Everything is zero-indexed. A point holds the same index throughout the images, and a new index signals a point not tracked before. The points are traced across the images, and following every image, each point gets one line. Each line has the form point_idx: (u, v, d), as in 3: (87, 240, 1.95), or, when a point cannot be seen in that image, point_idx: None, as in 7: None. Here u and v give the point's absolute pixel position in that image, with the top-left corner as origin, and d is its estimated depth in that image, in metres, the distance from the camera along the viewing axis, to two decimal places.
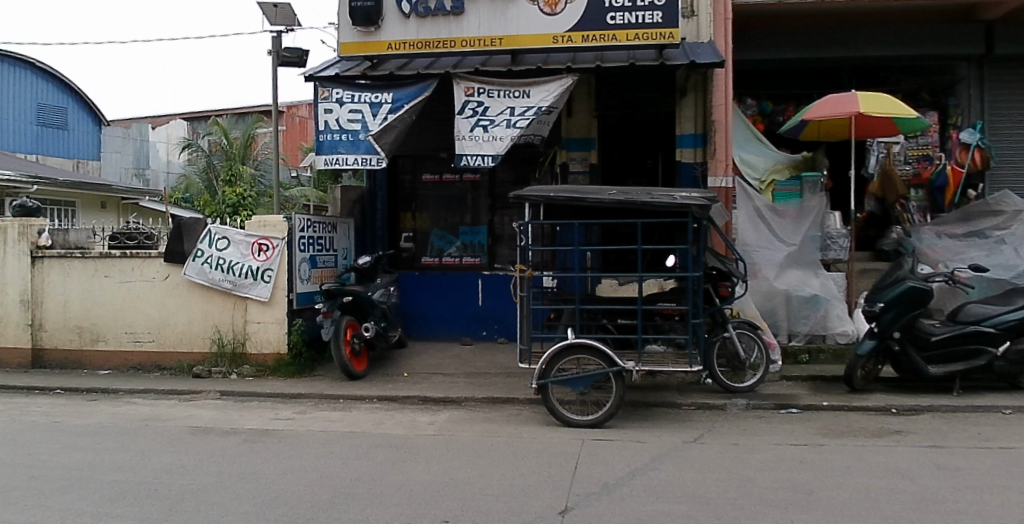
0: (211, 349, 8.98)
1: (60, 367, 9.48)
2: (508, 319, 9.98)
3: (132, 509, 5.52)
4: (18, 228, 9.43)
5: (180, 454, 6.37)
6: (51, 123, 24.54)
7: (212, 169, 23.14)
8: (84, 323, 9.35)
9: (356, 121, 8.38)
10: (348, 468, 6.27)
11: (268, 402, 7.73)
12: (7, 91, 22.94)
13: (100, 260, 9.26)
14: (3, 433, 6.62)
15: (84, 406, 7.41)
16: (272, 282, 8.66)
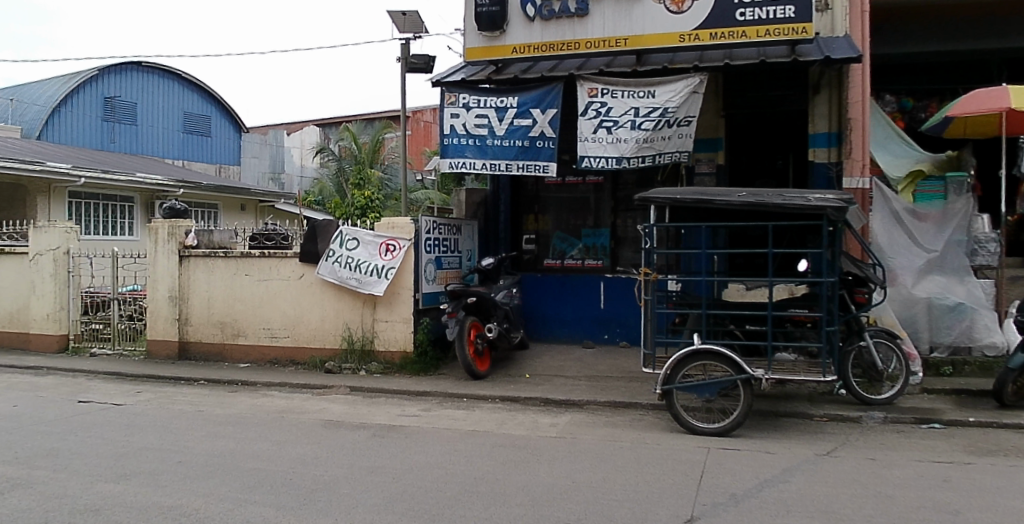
0: (341, 345, 9.31)
1: (205, 358, 10.08)
2: (631, 322, 9.86)
3: (267, 498, 5.76)
4: (168, 229, 10.10)
5: (313, 444, 6.61)
6: (198, 131, 27.33)
7: (343, 174, 24.09)
8: (226, 318, 9.90)
9: (482, 126, 8.71)
10: (470, 467, 6.31)
11: (395, 398, 7.94)
12: (158, 103, 25.96)
13: (241, 260, 9.76)
14: (155, 418, 7.09)
15: (228, 397, 7.85)
16: (396, 280, 8.92)
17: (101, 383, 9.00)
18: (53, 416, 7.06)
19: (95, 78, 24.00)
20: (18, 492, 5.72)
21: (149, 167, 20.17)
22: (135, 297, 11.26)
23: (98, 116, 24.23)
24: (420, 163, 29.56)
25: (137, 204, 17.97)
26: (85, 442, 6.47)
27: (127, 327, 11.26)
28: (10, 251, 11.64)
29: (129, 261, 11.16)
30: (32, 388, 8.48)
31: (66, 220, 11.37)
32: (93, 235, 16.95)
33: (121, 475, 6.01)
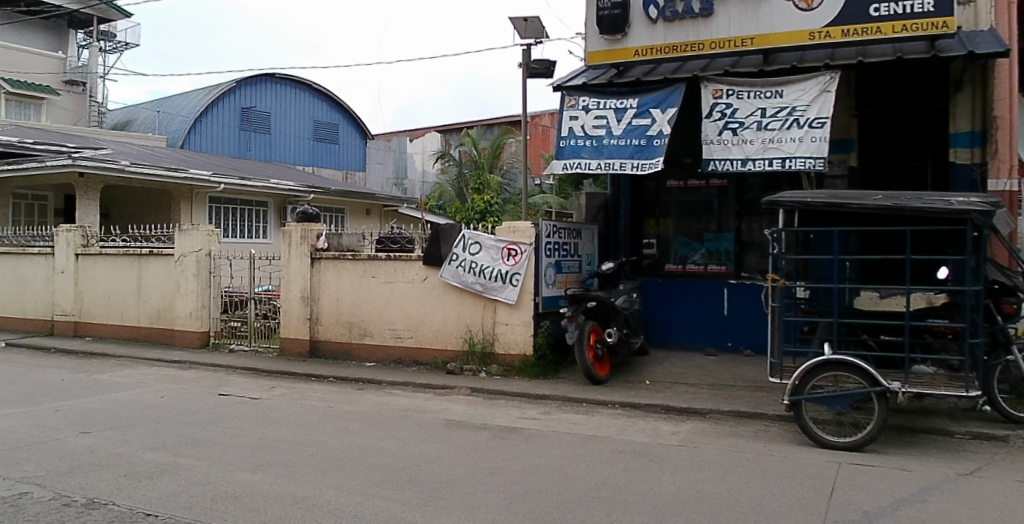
0: (462, 347, 9.48)
1: (333, 356, 10.52)
2: (756, 330, 9.65)
3: (391, 494, 5.90)
4: (301, 232, 10.56)
5: (437, 443, 6.77)
6: (325, 138, 30.91)
7: (464, 179, 24.90)
8: (354, 318, 10.28)
9: (600, 126, 8.82)
10: (589, 472, 6.27)
11: (514, 401, 8.03)
12: (291, 113, 29.57)
13: (369, 262, 10.12)
14: (289, 413, 7.44)
15: (357, 395, 8.16)
16: (519, 286, 8.96)
17: (240, 377, 9.56)
18: (197, 408, 7.54)
19: (236, 91, 27.47)
20: (166, 477, 6.13)
21: (278, 172, 21.33)
22: (268, 297, 11.91)
23: (237, 127, 27.63)
24: (543, 167, 30.60)
25: (270, 208, 19.20)
26: (225, 432, 6.85)
27: (262, 325, 11.86)
28: (159, 253, 12.49)
29: (265, 263, 11.72)
30: (181, 380, 9.11)
31: (208, 224, 12.06)
32: (230, 237, 18.31)
33: (257, 466, 6.31)
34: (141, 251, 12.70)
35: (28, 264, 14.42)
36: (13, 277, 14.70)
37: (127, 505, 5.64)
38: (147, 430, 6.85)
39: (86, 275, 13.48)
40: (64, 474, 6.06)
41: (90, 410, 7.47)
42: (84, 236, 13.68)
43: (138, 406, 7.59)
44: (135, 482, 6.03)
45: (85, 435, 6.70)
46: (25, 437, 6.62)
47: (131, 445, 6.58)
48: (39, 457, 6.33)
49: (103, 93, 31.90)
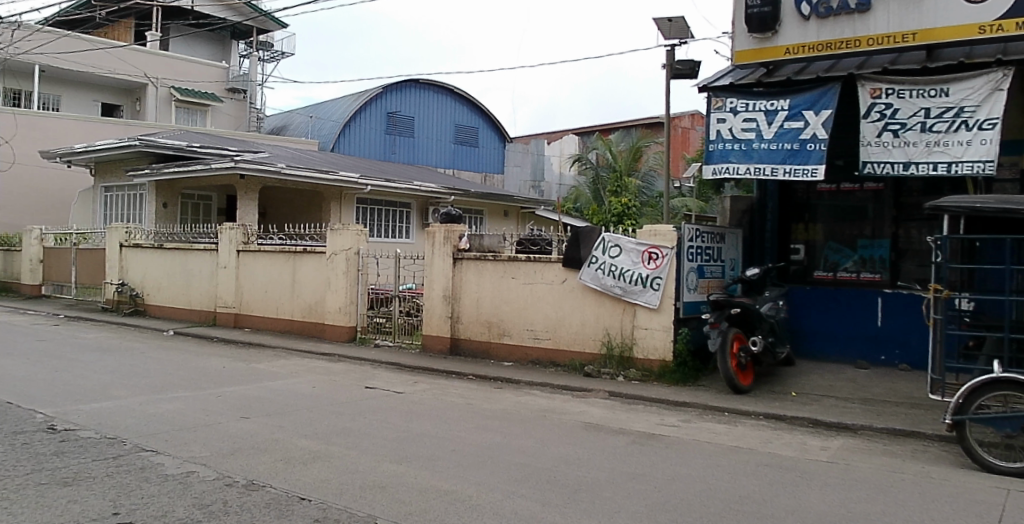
0: (600, 351, 9.48)
1: (473, 355, 10.78)
2: (912, 343, 9.16)
3: (531, 494, 5.95)
4: (444, 233, 10.91)
5: (576, 447, 6.84)
6: (466, 141, 35.58)
7: (600, 181, 27.71)
8: (494, 318, 10.49)
9: (750, 129, 8.83)
10: (733, 484, 6.10)
11: (653, 406, 7.98)
12: (436, 118, 34.42)
13: (509, 263, 10.31)
14: (432, 407, 7.69)
15: (498, 394, 8.34)
16: (660, 290, 8.85)
17: (385, 371, 9.98)
18: (345, 399, 7.93)
19: (387, 98, 32.65)
20: (318, 463, 6.46)
21: (422, 174, 22.87)
22: (411, 295, 12.28)
23: (388, 131, 32.88)
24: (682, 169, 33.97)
25: (413, 210, 20.23)
26: (371, 424, 7.14)
27: (406, 322, 12.30)
28: (313, 251, 13.16)
29: (410, 262, 12.11)
30: (330, 372, 9.60)
31: (357, 224, 12.63)
32: (378, 237, 19.47)
33: (402, 459, 6.54)
34: (296, 249, 13.45)
35: (195, 259, 15.52)
36: (181, 270, 15.90)
37: (283, 489, 6.00)
38: (298, 418, 7.23)
39: (246, 271, 14.40)
40: (226, 455, 6.48)
41: (250, 397, 7.99)
42: (244, 234, 14.59)
43: (292, 395, 8.05)
44: (288, 466, 6.39)
45: (245, 419, 7.15)
46: (193, 419, 7.14)
47: (285, 431, 6.94)
48: (204, 438, 6.79)
49: (259, 100, 35.85)
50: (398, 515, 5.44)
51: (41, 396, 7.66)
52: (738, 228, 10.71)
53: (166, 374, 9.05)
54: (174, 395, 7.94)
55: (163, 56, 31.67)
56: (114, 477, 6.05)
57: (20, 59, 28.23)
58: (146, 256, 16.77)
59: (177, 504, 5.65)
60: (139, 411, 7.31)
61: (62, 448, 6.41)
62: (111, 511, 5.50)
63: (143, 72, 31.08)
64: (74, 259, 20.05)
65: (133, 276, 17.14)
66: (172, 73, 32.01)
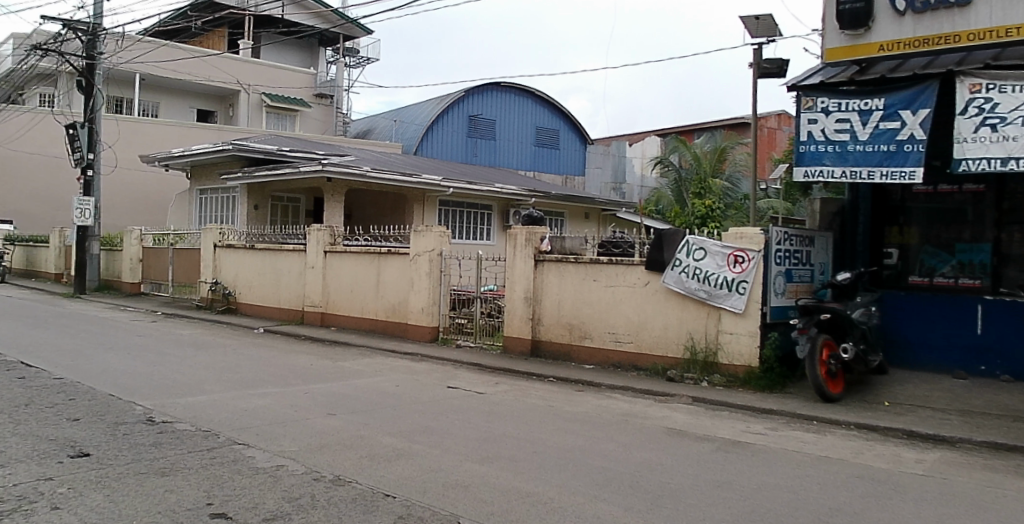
0: (683, 355, 9.37)
1: (554, 357, 10.85)
2: (1016, 354, 8.71)
3: (614, 497, 5.91)
4: (526, 235, 11.02)
5: (659, 453, 6.77)
6: (546, 145, 38.25)
7: (683, 183, 27.81)
8: (575, 320, 10.52)
9: (843, 131, 8.69)
10: (823, 495, 5.91)
11: (739, 413, 7.87)
12: (517, 123, 37.09)
13: (590, 265, 10.31)
14: (513, 408, 7.74)
15: (580, 396, 8.36)
16: (747, 295, 8.71)
17: (467, 372, 10.11)
18: (429, 398, 8.09)
19: (470, 103, 34.95)
20: (402, 460, 6.58)
21: (504, 176, 24.56)
22: (493, 296, 12.49)
23: (471, 135, 35.10)
24: (768, 172, 37.15)
25: (494, 212, 21.48)
26: (453, 424, 7.23)
27: (486, 323, 12.51)
28: (397, 252, 13.46)
29: (491, 263, 12.36)
30: (413, 371, 9.81)
31: (440, 225, 12.82)
32: (459, 239, 20.67)
33: (485, 459, 6.59)
34: (381, 250, 13.79)
35: (284, 260, 16.03)
36: (271, 270, 16.46)
37: (368, 485, 6.12)
38: (382, 416, 7.39)
39: (332, 271, 14.83)
40: (313, 450, 6.65)
41: (337, 394, 8.22)
42: (331, 236, 14.99)
43: (377, 393, 8.25)
44: (373, 463, 6.51)
45: (331, 416, 7.34)
46: (283, 414, 7.38)
47: (370, 428, 7.08)
48: (293, 432, 6.99)
49: (345, 104, 39.88)
50: (481, 515, 5.47)
51: (140, 389, 8.05)
52: (828, 231, 10.48)
53: (257, 370, 9.41)
54: (263, 390, 8.22)
55: (254, 65, 36.23)
56: (208, 468, 6.28)
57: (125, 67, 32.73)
58: (238, 256, 17.41)
59: (267, 497, 5.84)
60: (231, 406, 7.59)
61: (160, 439, 6.70)
62: (205, 503, 5.72)
63: (235, 80, 35.53)
64: (171, 257, 21.04)
65: (225, 276, 17.84)
66: (262, 80, 36.53)
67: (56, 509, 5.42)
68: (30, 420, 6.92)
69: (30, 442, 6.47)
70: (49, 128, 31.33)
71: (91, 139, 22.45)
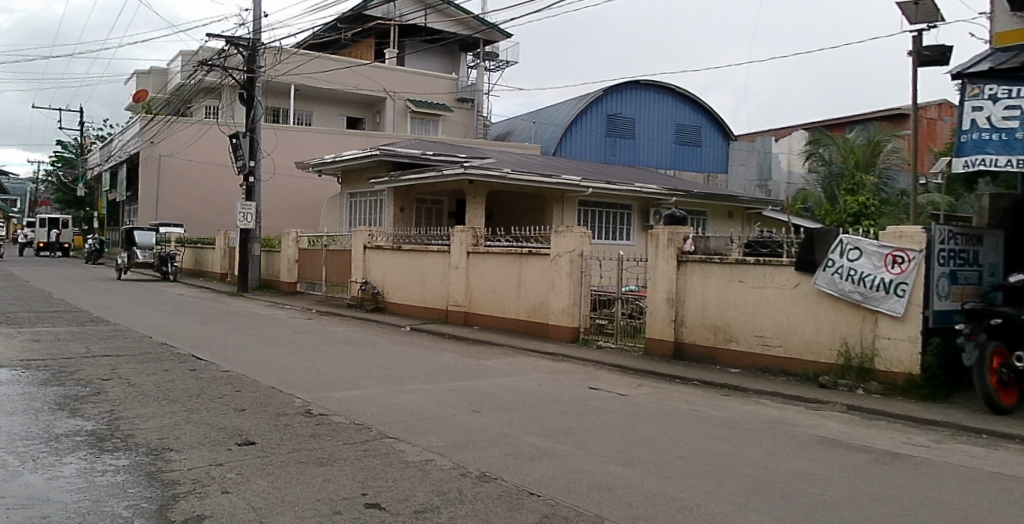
0: (836, 361, 9.17)
1: (698, 359, 10.91)
2: None
3: (766, 505, 5.70)
4: (668, 235, 11.12)
5: (812, 464, 6.50)
6: (688, 141, 41.96)
7: (834, 179, 28.69)
8: (720, 323, 10.54)
9: (1012, 118, 8.23)
10: (1000, 512, 5.47)
11: (897, 423, 7.56)
12: (658, 121, 41.06)
13: (736, 266, 10.29)
14: (656, 412, 7.71)
15: (727, 401, 8.29)
16: (906, 297, 8.44)
17: (609, 372, 10.28)
18: (571, 398, 8.19)
19: (610, 103, 39.56)
20: (546, 460, 6.61)
21: (643, 176, 26.43)
22: (634, 297, 12.44)
23: (611, 133, 39.61)
24: (928, 167, 36.64)
25: (634, 212, 23.20)
26: (597, 425, 7.25)
27: (628, 324, 12.41)
28: (539, 253, 13.76)
29: (632, 264, 12.26)
30: (554, 371, 10.01)
31: (580, 226, 12.93)
32: (600, 239, 22.54)
33: (629, 462, 6.54)
34: (522, 251, 14.15)
35: (429, 260, 16.69)
36: (417, 270, 17.20)
37: (513, 483, 6.17)
38: (526, 415, 7.49)
39: (475, 271, 15.34)
40: (459, 446, 6.78)
41: (483, 391, 8.46)
42: (473, 237, 15.62)
43: (521, 392, 8.43)
44: (518, 461, 6.57)
45: (475, 413, 7.51)
46: (429, 410, 7.61)
47: (513, 428, 7.16)
48: (440, 428, 7.16)
49: (484, 106, 43.58)
50: (627, 518, 5.40)
51: (297, 382, 8.56)
52: (998, 228, 9.81)
53: (406, 366, 9.84)
54: (411, 386, 8.54)
55: (398, 73, 41.36)
56: (362, 460, 6.53)
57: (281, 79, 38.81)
58: (387, 257, 18.26)
59: (417, 489, 6.01)
60: (381, 401, 7.91)
61: (318, 430, 7.03)
62: (359, 493, 5.96)
63: (382, 88, 40.91)
64: (325, 258, 22.17)
65: (374, 277, 18.74)
66: (405, 86, 41.52)
67: (225, 493, 5.81)
68: (202, 409, 7.48)
69: (202, 429, 6.97)
70: (216, 137, 37.92)
71: (252, 148, 23.91)
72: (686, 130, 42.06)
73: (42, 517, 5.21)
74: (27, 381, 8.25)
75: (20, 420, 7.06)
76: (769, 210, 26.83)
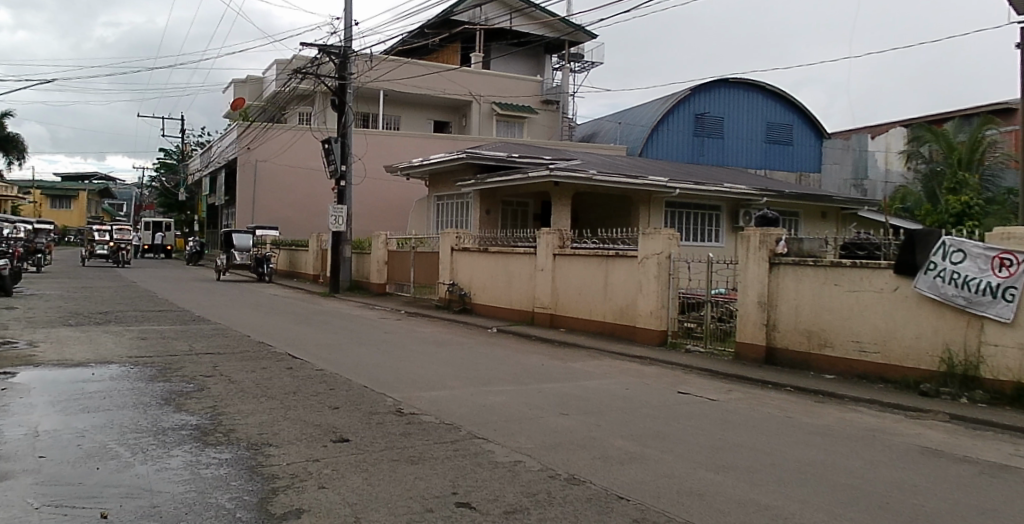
0: (939, 368, 9.07)
1: (791, 363, 10.94)
2: None
3: (864, 513, 5.53)
4: (760, 237, 11.19)
5: (912, 474, 6.29)
6: (777, 141, 44.67)
7: (935, 177, 27.35)
8: (814, 327, 10.56)
9: None
10: None
11: (1006, 435, 7.31)
12: (745, 121, 43.99)
13: (832, 269, 10.31)
14: (748, 420, 7.67)
15: (822, 409, 8.26)
16: (1015, 302, 8.33)
17: (698, 377, 10.38)
18: (661, 403, 8.26)
19: (697, 104, 42.76)
20: (635, 464, 6.58)
21: (733, 177, 26.72)
22: (723, 300, 12.43)
23: (698, 133, 42.83)
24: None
25: (724, 214, 24.08)
26: (687, 430, 7.25)
27: (717, 328, 12.57)
28: (626, 255, 13.93)
29: (722, 267, 12.35)
30: (642, 375, 10.13)
31: (669, 228, 13.01)
32: (690, 240, 23.52)
33: (720, 468, 6.48)
34: (610, 253, 14.33)
35: (516, 262, 17.20)
36: (504, 272, 17.70)
37: (602, 486, 6.13)
38: (613, 418, 7.58)
39: (561, 273, 15.68)
40: (548, 448, 6.82)
41: (574, 394, 8.62)
42: (560, 238, 15.93)
43: (610, 396, 8.55)
44: (607, 465, 6.56)
45: (563, 416, 7.61)
46: (519, 411, 7.76)
47: (602, 431, 7.21)
48: (529, 429, 7.28)
49: (568, 108, 47.30)
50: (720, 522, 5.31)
51: (388, 381, 8.86)
52: None
53: (497, 368, 10.13)
54: (500, 388, 8.74)
55: (483, 78, 44.74)
56: (451, 459, 6.62)
57: (371, 85, 42.56)
58: (474, 259, 18.84)
59: (507, 490, 6.04)
60: (472, 401, 8.11)
61: (409, 429, 7.19)
62: (450, 492, 6.03)
63: (468, 91, 44.35)
64: (413, 260, 22.72)
65: (461, 278, 19.38)
66: (491, 91, 45.05)
67: (322, 488, 5.95)
68: (299, 406, 7.79)
69: (298, 426, 7.22)
70: (307, 143, 40.43)
71: (343, 152, 24.67)
72: (775, 129, 44.45)
73: (153, 505, 5.42)
74: (137, 377, 8.85)
75: (131, 413, 7.50)
76: (867, 212, 26.64)
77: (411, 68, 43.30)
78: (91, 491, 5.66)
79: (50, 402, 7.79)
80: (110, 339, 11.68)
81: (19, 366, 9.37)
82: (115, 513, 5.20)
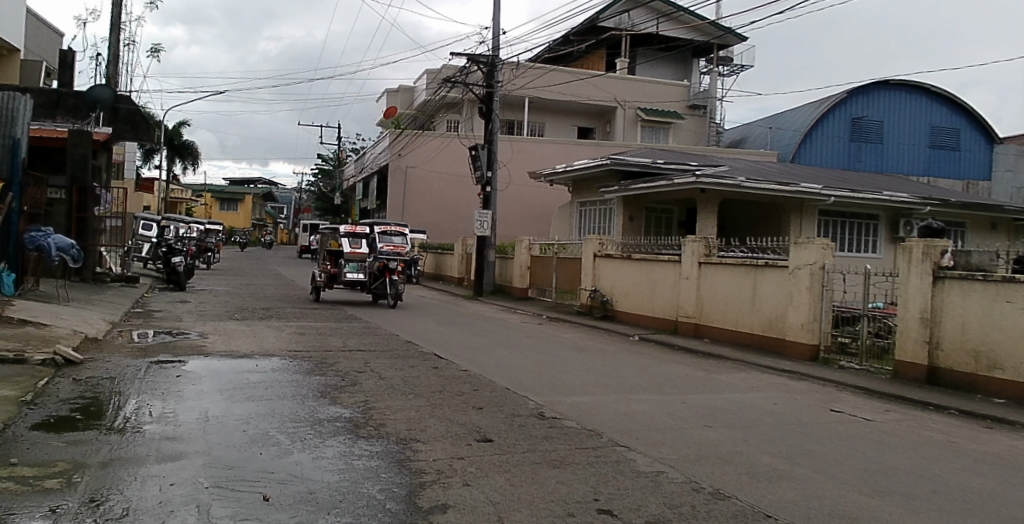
0: None
1: (957, 385, 10.28)
2: None
3: None
4: (924, 249, 10.67)
5: None
6: (943, 144, 42.66)
7: None
8: (983, 347, 9.89)
9: None
10: None
11: None
12: (907, 125, 42.04)
13: (1004, 285, 9.61)
14: (900, 443, 7.30)
15: (988, 435, 7.76)
16: None
17: (851, 395, 9.99)
18: (807, 420, 8.02)
19: (853, 107, 41.38)
20: (783, 481, 6.33)
21: (894, 185, 25.55)
22: (881, 315, 11.83)
23: (853, 136, 41.60)
24: None
25: (882, 223, 22.89)
26: (835, 450, 6.98)
27: (874, 344, 11.99)
28: (775, 265, 13.61)
29: (880, 279, 11.80)
30: (792, 390, 9.87)
31: (823, 237, 12.68)
32: (846, 250, 22.58)
33: (874, 490, 6.10)
34: (758, 263, 14.01)
35: (659, 269, 17.15)
36: (647, 279, 17.67)
37: (748, 502, 5.83)
38: (758, 434, 7.41)
39: (706, 282, 15.49)
40: (690, 461, 6.69)
41: (717, 406, 8.52)
42: (705, 247, 15.71)
43: (753, 409, 8.40)
44: (753, 480, 6.31)
45: (708, 428, 7.52)
46: (662, 421, 7.74)
47: (747, 446, 7.06)
48: (670, 440, 7.25)
49: (715, 112, 46.93)
50: None
51: (533, 385, 9.08)
52: None
53: (645, 377, 10.15)
54: (643, 397, 8.78)
55: (628, 82, 45.00)
56: (593, 466, 6.59)
57: (517, 92, 43.14)
58: (616, 265, 19.00)
59: (649, 500, 5.86)
60: (615, 409, 8.16)
61: (552, 433, 7.30)
62: (591, 497, 5.96)
63: (614, 97, 44.76)
64: (555, 266, 23.13)
65: (603, 284, 19.53)
66: (637, 96, 45.30)
67: (467, 486, 6.02)
68: (445, 405, 8.08)
69: (444, 425, 7.47)
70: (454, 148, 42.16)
71: (489, 158, 25.37)
72: (940, 134, 42.60)
73: (310, 492, 5.71)
74: (295, 370, 9.48)
75: (291, 404, 8.03)
76: None
77: (555, 75, 43.98)
78: (253, 475, 6.04)
79: (219, 390, 8.48)
80: (272, 334, 12.52)
81: (192, 355, 10.22)
82: (276, 497, 5.51)
